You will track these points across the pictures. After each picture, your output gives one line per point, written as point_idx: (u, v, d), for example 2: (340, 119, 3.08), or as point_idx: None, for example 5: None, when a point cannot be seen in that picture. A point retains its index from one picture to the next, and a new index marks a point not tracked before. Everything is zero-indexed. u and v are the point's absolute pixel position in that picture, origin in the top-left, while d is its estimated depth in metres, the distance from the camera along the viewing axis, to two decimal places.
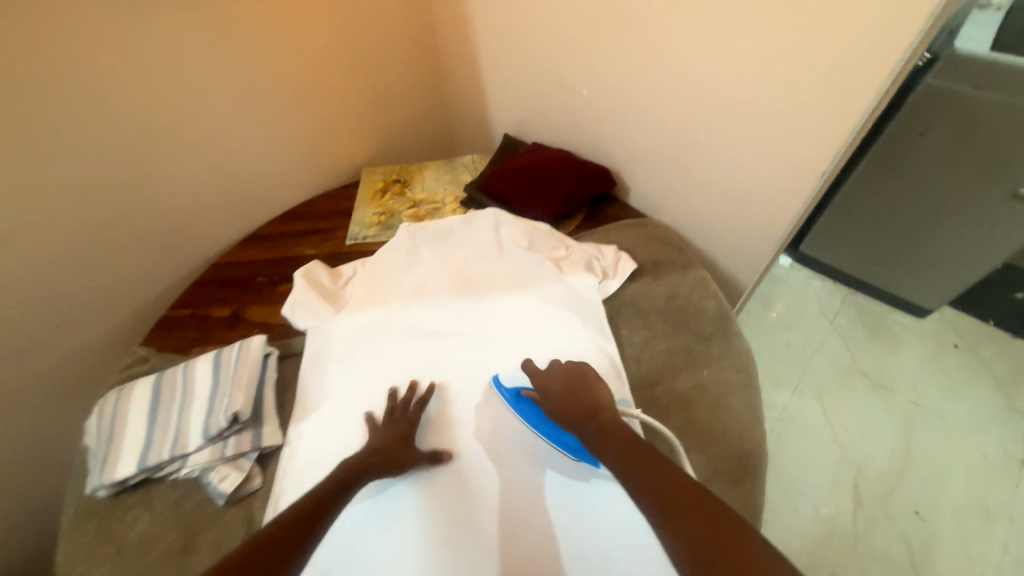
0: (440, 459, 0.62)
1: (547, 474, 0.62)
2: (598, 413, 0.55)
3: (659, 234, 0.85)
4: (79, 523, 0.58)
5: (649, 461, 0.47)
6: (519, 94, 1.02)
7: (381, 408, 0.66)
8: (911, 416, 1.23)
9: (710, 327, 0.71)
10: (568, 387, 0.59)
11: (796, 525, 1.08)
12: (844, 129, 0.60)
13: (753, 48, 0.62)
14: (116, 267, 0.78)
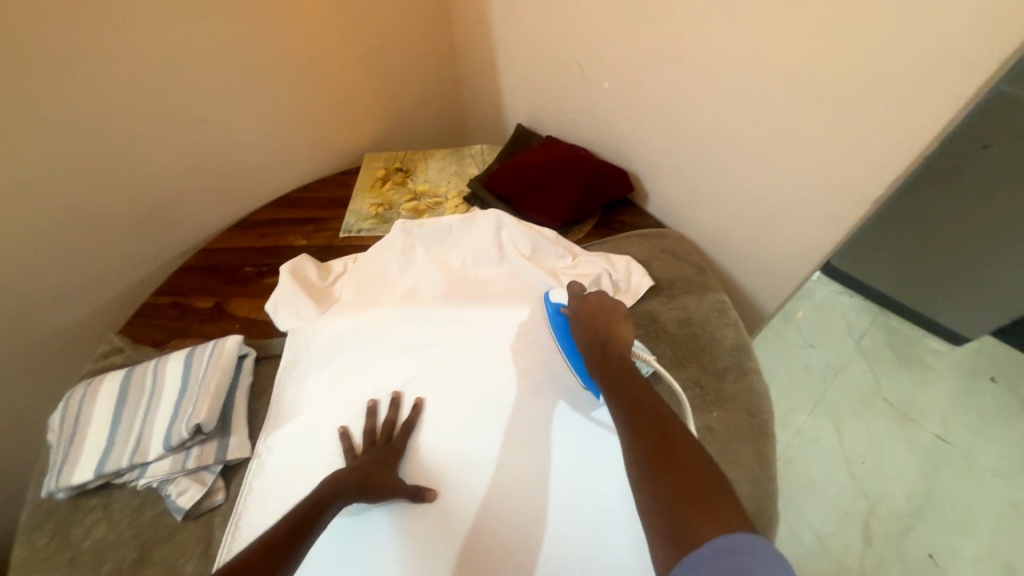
0: (421, 495, 0.56)
1: (529, 516, 0.56)
2: (607, 343, 0.56)
3: (676, 248, 0.77)
4: (34, 524, 0.55)
5: (638, 384, 0.48)
6: (535, 81, 0.94)
7: (358, 425, 0.62)
8: (935, 453, 1.13)
9: (725, 361, 0.63)
10: (591, 313, 0.59)
11: (798, 561, 1.01)
12: (904, 148, 0.51)
13: (803, 47, 0.54)
14: (96, 245, 0.77)
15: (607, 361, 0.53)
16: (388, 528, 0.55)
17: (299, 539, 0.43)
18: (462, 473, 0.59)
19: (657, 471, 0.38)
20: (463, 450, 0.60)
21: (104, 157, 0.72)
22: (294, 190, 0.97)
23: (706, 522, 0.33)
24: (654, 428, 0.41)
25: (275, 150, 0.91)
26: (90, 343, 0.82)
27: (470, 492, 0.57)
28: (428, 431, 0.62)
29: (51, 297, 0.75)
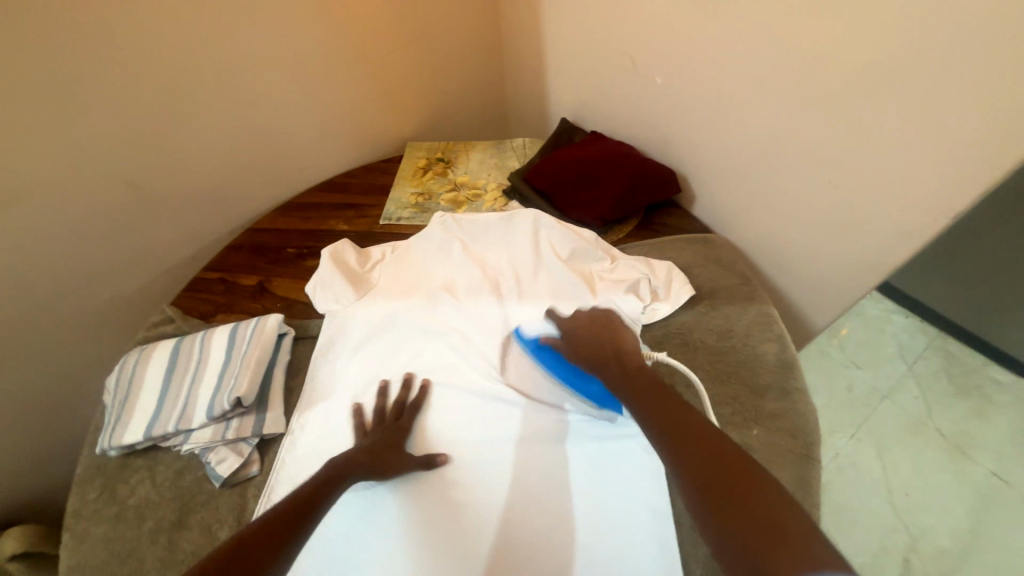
0: (435, 463, 0.57)
1: (552, 518, 0.55)
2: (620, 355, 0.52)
3: (721, 256, 0.74)
4: (88, 478, 0.59)
5: (659, 390, 0.44)
6: (583, 74, 0.92)
7: (371, 400, 0.63)
8: (991, 492, 1.04)
9: (769, 378, 0.59)
10: (595, 330, 0.57)
11: None
12: (992, 158, 0.47)
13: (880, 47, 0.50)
14: (154, 217, 0.81)
15: (625, 373, 0.49)
16: (398, 505, 0.56)
17: (301, 524, 0.44)
18: (476, 459, 0.59)
19: (716, 506, 0.32)
20: (477, 433, 0.61)
21: (167, 134, 0.76)
22: (338, 175, 0.99)
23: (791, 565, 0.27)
24: (697, 448, 0.36)
25: (323, 135, 0.94)
26: (144, 312, 0.87)
27: (482, 478, 0.58)
28: (435, 415, 0.62)
29: (113, 265, 0.80)
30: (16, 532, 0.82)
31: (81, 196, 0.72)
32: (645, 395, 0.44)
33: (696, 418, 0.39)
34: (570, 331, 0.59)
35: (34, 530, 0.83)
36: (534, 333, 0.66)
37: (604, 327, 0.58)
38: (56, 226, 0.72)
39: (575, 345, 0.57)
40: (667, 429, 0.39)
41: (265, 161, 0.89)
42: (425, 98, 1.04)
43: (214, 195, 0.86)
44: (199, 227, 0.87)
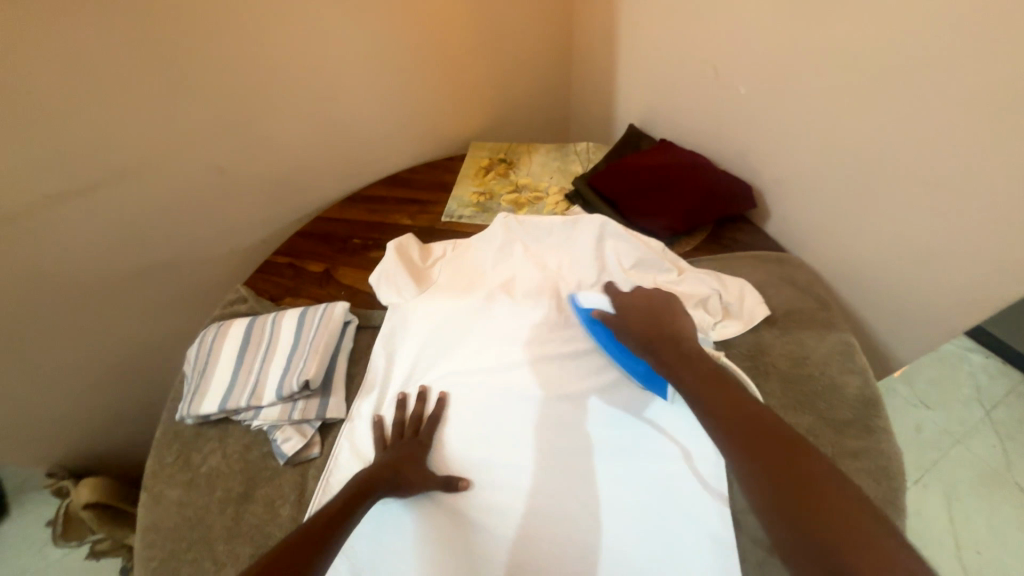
0: (454, 486, 0.56)
1: (606, 536, 0.53)
2: (677, 342, 0.55)
3: (797, 277, 0.70)
4: (166, 443, 0.63)
5: (720, 382, 0.48)
6: (656, 81, 0.90)
7: (391, 415, 0.62)
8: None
9: (847, 413, 0.56)
10: (651, 313, 0.59)
11: None
12: None
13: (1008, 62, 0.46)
14: (234, 201, 0.86)
15: (683, 362, 0.52)
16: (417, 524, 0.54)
17: (328, 541, 0.44)
18: (513, 475, 0.57)
19: (784, 492, 0.36)
20: (496, 451, 0.59)
21: (256, 122, 0.81)
22: (401, 170, 1.02)
23: (856, 548, 0.32)
24: (769, 440, 0.40)
25: (393, 131, 0.96)
26: (217, 290, 0.93)
27: (505, 499, 0.56)
28: (447, 432, 0.61)
29: (196, 244, 0.85)
30: (88, 482, 0.89)
31: (177, 176, 0.78)
32: (707, 385, 0.48)
33: (761, 414, 0.43)
34: (625, 307, 0.61)
35: (105, 483, 0.91)
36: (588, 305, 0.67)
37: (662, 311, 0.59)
38: (153, 203, 0.78)
39: (626, 323, 0.59)
40: (733, 420, 0.43)
41: (338, 153, 0.92)
42: (492, 99, 1.05)
43: (288, 183, 0.90)
44: (272, 213, 0.91)
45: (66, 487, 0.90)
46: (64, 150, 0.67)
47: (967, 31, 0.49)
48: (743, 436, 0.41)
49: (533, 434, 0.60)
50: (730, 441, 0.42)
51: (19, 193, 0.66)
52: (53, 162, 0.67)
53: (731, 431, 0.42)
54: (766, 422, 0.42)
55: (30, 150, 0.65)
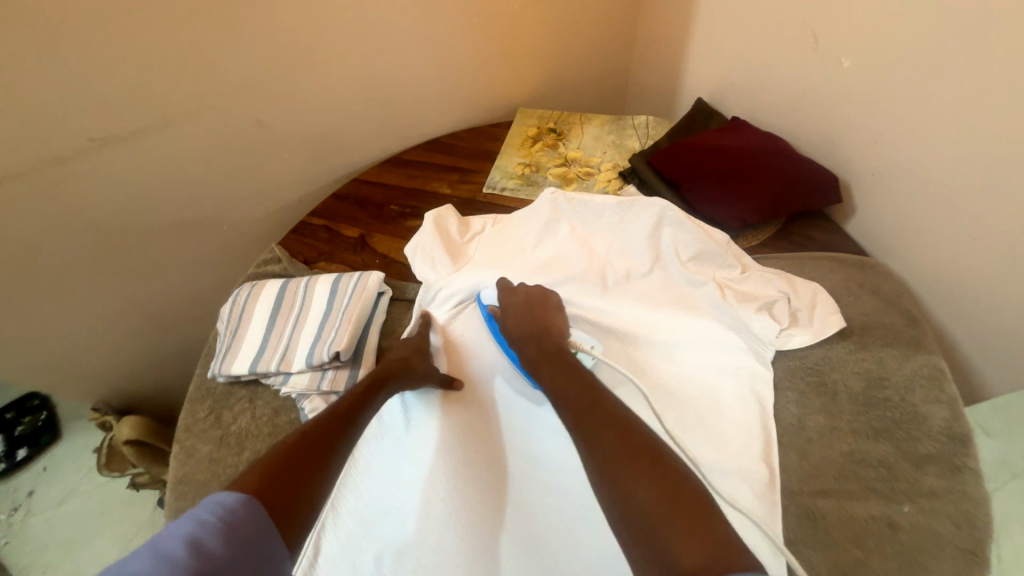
0: (451, 386, 0.61)
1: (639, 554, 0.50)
2: (542, 337, 0.56)
3: (879, 286, 0.62)
4: (198, 397, 0.63)
5: (575, 374, 0.49)
6: (738, 49, 0.80)
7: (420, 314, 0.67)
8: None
9: (930, 447, 0.49)
10: (529, 307, 0.60)
11: None
12: None
13: None
14: (273, 157, 0.83)
15: (546, 357, 0.53)
16: (444, 514, 0.54)
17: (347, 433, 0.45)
18: (546, 474, 0.57)
19: (630, 484, 0.35)
20: (535, 445, 0.59)
21: (297, 74, 0.77)
22: (444, 134, 0.96)
23: (687, 539, 0.31)
24: (610, 432, 0.39)
25: (439, 90, 0.90)
26: (253, 246, 0.92)
27: (534, 501, 0.55)
28: (475, 419, 0.60)
29: (236, 197, 0.84)
30: (129, 421, 0.92)
31: (218, 127, 0.76)
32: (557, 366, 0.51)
33: (607, 405, 0.43)
34: (509, 305, 0.60)
35: (143, 422, 0.94)
36: (489, 296, 0.65)
37: (534, 304, 0.60)
38: (196, 152, 0.76)
39: (506, 324, 0.59)
40: (578, 409, 0.43)
41: (380, 112, 0.88)
42: (547, 61, 0.97)
43: (327, 142, 0.86)
44: (311, 172, 0.89)
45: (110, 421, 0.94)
46: (105, 96, 0.65)
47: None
48: (573, 408, 0.44)
49: (571, 440, 0.58)
50: (577, 428, 0.42)
51: (68, 133, 0.65)
52: (97, 103, 0.65)
53: (583, 420, 0.42)
54: (609, 411, 0.42)
55: (76, 88, 0.63)
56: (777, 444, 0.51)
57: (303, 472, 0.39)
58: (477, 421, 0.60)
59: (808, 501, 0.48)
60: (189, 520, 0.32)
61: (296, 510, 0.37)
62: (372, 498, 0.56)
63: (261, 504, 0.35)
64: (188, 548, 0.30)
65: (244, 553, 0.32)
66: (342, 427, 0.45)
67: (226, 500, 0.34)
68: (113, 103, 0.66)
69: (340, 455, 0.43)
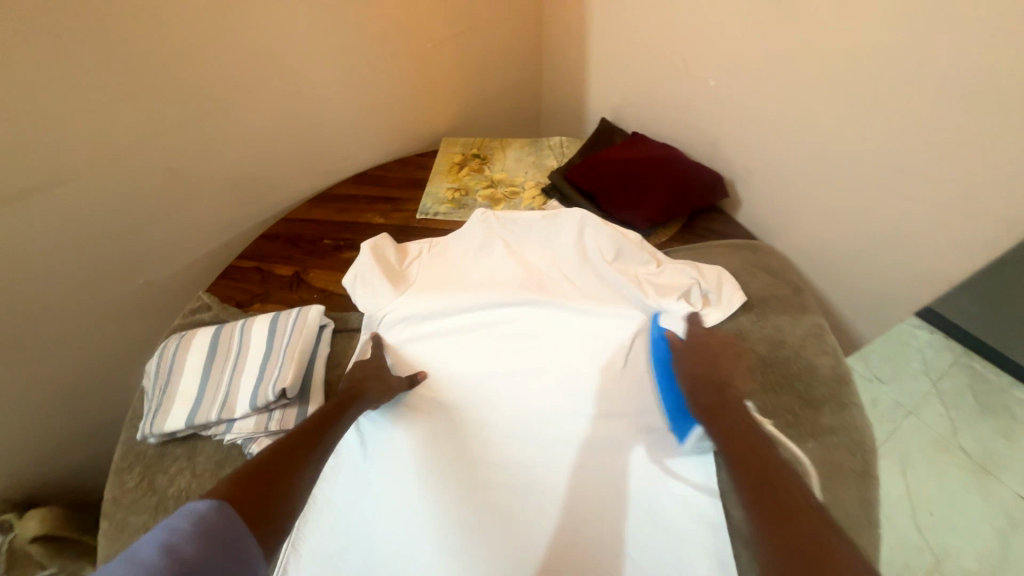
0: (416, 381, 0.64)
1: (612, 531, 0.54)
2: (724, 387, 0.56)
3: (768, 264, 0.72)
4: (125, 465, 0.58)
5: (751, 438, 0.48)
6: (629, 75, 0.91)
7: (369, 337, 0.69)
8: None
9: (823, 391, 0.58)
10: (710, 351, 0.60)
11: None
12: None
13: (945, 56, 0.51)
14: (191, 203, 0.81)
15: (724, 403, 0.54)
16: (418, 531, 0.55)
17: (318, 448, 0.47)
18: (546, 479, 0.58)
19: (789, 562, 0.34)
20: (502, 447, 0.61)
21: (215, 119, 0.77)
22: (372, 167, 0.99)
23: None
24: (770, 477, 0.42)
25: (361, 125, 0.93)
26: (175, 296, 0.88)
27: (503, 500, 0.57)
28: (440, 432, 0.61)
29: (148, 246, 0.80)
30: (36, 514, 0.82)
31: (127, 176, 0.73)
32: (731, 440, 0.48)
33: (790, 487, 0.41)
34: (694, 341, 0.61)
35: (53, 514, 0.83)
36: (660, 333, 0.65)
37: (712, 352, 0.60)
38: (99, 205, 0.72)
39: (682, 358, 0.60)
40: (755, 483, 0.42)
41: (304, 150, 0.89)
42: (465, 93, 1.04)
43: (251, 184, 0.86)
44: (234, 215, 0.87)
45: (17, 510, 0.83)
46: None
47: (935, 21, 0.50)
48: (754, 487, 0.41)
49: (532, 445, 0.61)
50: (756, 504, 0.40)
51: None
52: None
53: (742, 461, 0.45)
54: (789, 496, 0.40)
55: None
56: None
57: (272, 480, 0.40)
58: (440, 434, 0.61)
59: None
60: (160, 528, 0.32)
61: (268, 517, 0.37)
62: (335, 532, 0.56)
63: (232, 512, 0.36)
64: (161, 553, 0.30)
65: (218, 553, 0.32)
66: (310, 446, 0.46)
67: (199, 508, 0.34)
68: None
69: (308, 474, 0.44)
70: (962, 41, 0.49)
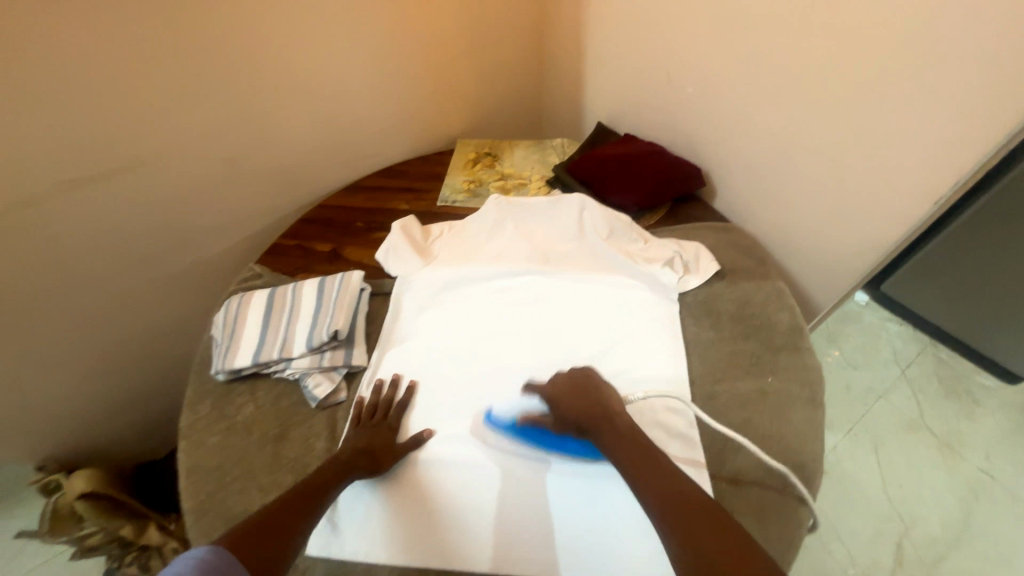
0: (420, 439, 0.64)
1: (577, 495, 0.61)
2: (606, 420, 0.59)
3: (739, 241, 0.85)
4: (197, 398, 0.69)
5: (660, 466, 0.53)
6: (621, 85, 1.06)
7: (405, 295, 0.79)
8: (966, 488, 1.20)
9: (780, 339, 0.71)
10: (581, 392, 0.62)
11: (854, 558, 1.12)
12: (951, 154, 0.61)
13: (866, 63, 0.65)
14: (243, 189, 0.93)
15: (623, 443, 0.56)
16: (446, 452, 0.64)
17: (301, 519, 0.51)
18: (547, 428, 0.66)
19: None
20: (500, 456, 0.64)
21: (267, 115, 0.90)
22: (396, 163, 1.12)
23: None
24: (697, 520, 0.46)
25: (388, 126, 1.06)
26: (225, 273, 1.00)
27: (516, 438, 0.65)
28: (455, 448, 0.64)
29: (204, 226, 0.92)
30: (81, 475, 0.95)
31: (195, 163, 0.85)
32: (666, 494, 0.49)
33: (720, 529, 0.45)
34: (551, 397, 0.64)
35: (97, 475, 0.97)
36: (510, 412, 0.67)
37: (584, 387, 0.63)
38: (167, 187, 0.84)
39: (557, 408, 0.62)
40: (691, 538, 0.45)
41: (339, 146, 1.01)
42: (479, 100, 1.18)
43: (293, 175, 0.98)
44: (278, 202, 1.00)
45: (56, 479, 0.95)
46: (91, 138, 0.73)
47: (863, 38, 0.64)
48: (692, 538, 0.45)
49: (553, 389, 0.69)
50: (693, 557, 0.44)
51: (51, 171, 0.72)
52: (85, 146, 0.73)
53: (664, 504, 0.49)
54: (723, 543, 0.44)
55: (51, 132, 0.70)
56: (684, 354, 0.70)
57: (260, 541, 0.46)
58: (468, 376, 0.71)
59: (710, 387, 0.67)
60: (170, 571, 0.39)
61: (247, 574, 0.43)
62: (358, 522, 0.59)
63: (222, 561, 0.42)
64: None
65: None
66: (295, 514, 0.51)
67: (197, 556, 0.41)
68: (94, 145, 0.74)
69: (293, 535, 0.49)
70: (882, 55, 0.63)
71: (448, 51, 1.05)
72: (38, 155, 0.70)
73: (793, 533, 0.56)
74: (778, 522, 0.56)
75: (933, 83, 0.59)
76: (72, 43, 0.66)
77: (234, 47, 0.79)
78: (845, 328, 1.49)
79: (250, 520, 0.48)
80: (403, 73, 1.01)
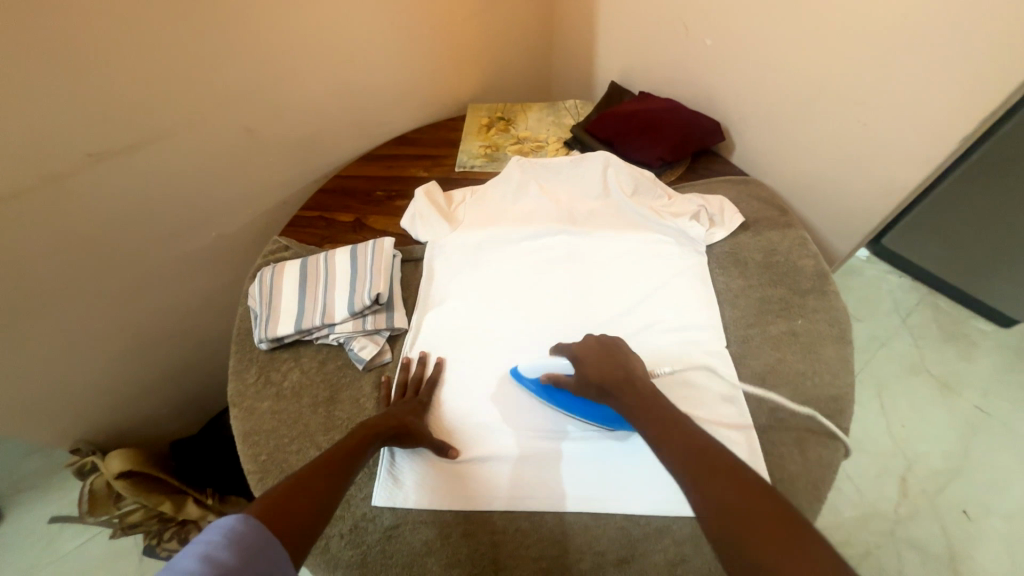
0: (447, 453, 0.61)
1: (615, 452, 0.62)
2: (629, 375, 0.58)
3: (759, 193, 0.87)
4: (242, 367, 0.70)
5: (661, 410, 0.53)
6: (633, 41, 1.04)
7: (433, 258, 0.80)
8: (965, 426, 1.27)
9: (808, 283, 0.73)
10: (607, 354, 0.61)
11: (862, 493, 1.19)
12: (976, 94, 0.62)
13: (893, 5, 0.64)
14: (257, 163, 0.92)
15: (639, 402, 0.55)
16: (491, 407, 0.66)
17: (339, 481, 0.49)
18: None
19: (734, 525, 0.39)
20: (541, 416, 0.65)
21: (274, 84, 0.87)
22: (407, 131, 1.10)
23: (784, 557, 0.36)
24: (723, 481, 0.42)
25: (397, 92, 1.04)
26: (244, 249, 1.00)
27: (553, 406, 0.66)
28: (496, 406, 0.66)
29: (222, 202, 0.91)
30: (116, 455, 0.95)
31: (207, 137, 0.83)
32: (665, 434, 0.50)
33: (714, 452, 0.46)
34: (578, 358, 0.62)
35: (132, 454, 0.97)
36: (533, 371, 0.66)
37: (610, 352, 0.61)
38: (181, 163, 0.82)
39: (582, 369, 0.61)
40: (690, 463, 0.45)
41: (349, 115, 0.99)
42: (486, 63, 1.15)
43: (306, 145, 0.97)
44: (293, 175, 0.98)
45: (92, 460, 0.96)
46: (103, 112, 0.71)
47: None
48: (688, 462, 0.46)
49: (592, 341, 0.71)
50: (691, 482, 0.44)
51: (67, 149, 0.70)
52: (98, 121, 0.71)
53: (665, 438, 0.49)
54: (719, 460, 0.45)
55: (62, 108, 0.67)
56: (716, 303, 0.72)
57: (295, 505, 0.44)
58: (507, 332, 0.73)
59: (744, 330, 0.70)
60: (197, 542, 0.37)
61: (289, 539, 0.41)
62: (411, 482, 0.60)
63: (256, 528, 0.40)
64: (201, 561, 0.36)
65: (250, 561, 0.37)
66: (333, 476, 0.49)
67: (229, 523, 0.39)
68: (107, 120, 0.72)
69: (331, 497, 0.47)
70: None
71: (454, 11, 1.02)
72: (51, 132, 0.67)
73: (829, 464, 0.59)
74: (816, 449, 0.60)
75: (964, 21, 0.59)
76: (73, 10, 0.63)
77: (238, 11, 0.76)
78: (850, 282, 1.52)
79: (285, 484, 0.46)
80: (410, 36, 0.98)
